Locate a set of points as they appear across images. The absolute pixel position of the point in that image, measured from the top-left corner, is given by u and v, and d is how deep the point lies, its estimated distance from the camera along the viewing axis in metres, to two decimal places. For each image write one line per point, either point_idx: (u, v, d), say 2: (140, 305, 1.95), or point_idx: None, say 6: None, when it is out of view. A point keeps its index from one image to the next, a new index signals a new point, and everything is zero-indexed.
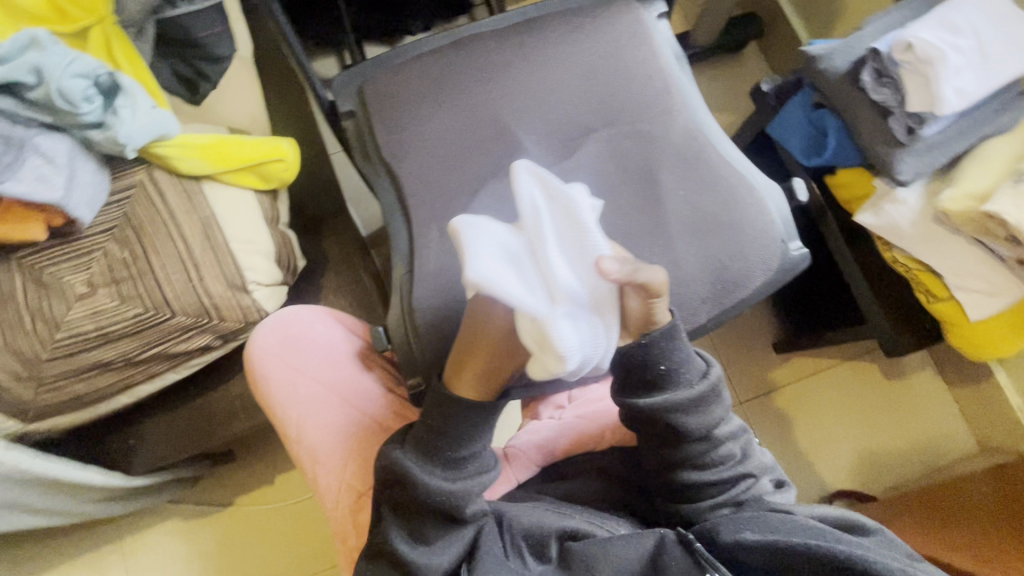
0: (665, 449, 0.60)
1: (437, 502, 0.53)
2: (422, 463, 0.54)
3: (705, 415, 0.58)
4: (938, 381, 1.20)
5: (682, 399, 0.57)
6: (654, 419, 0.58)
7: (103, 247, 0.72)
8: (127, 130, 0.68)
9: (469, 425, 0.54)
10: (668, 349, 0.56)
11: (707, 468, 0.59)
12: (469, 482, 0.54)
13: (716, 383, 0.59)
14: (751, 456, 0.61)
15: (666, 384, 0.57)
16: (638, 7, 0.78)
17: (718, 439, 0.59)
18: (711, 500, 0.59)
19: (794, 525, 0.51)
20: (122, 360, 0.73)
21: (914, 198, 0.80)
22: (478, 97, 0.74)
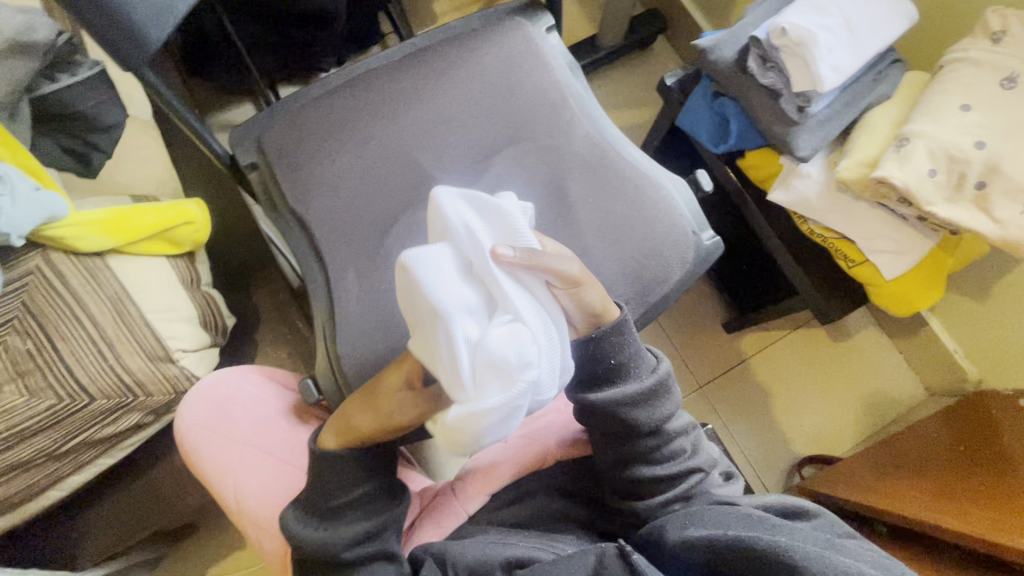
0: (619, 445, 0.59)
1: (316, 552, 0.56)
2: (307, 519, 0.58)
3: (656, 409, 0.57)
4: (881, 337, 1.24)
5: (632, 394, 0.56)
6: (607, 416, 0.57)
7: (3, 342, 0.68)
8: (7, 219, 0.65)
9: (344, 476, 0.57)
10: (618, 342, 0.56)
11: (658, 462, 0.58)
12: (348, 528, 0.56)
13: (666, 376, 0.59)
14: (700, 450, 0.61)
15: (618, 376, 0.57)
16: (526, 25, 0.79)
17: (668, 433, 0.58)
18: (663, 496, 0.58)
19: (729, 515, 0.51)
20: (42, 456, 0.69)
21: (817, 171, 0.84)
22: (379, 133, 0.74)
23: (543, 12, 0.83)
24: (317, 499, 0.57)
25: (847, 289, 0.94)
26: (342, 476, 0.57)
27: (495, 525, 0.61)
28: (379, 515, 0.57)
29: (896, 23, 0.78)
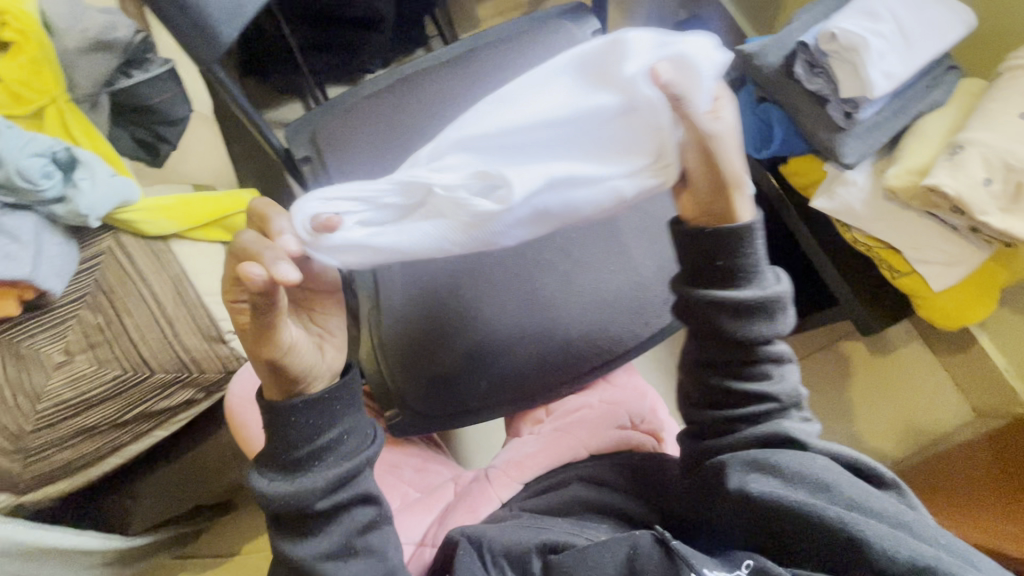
0: (715, 349, 0.56)
1: (287, 507, 0.51)
2: (267, 472, 0.52)
3: (761, 321, 0.55)
4: (926, 351, 1.19)
5: (738, 303, 0.54)
6: (708, 316, 0.55)
7: (76, 315, 0.73)
8: (88, 202, 0.71)
9: (303, 421, 0.52)
10: (739, 241, 0.53)
11: (744, 378, 0.56)
12: (320, 476, 0.52)
13: (779, 297, 0.55)
14: (786, 382, 0.57)
15: (727, 280, 0.54)
16: (572, 27, 0.81)
17: (763, 352, 0.56)
18: (739, 413, 0.56)
19: (801, 468, 0.51)
20: (107, 423, 0.74)
21: (863, 178, 0.83)
22: (427, 130, 0.76)
23: (589, 15, 0.84)
24: (281, 453, 0.52)
25: (890, 300, 0.92)
26: (311, 424, 0.52)
27: (528, 509, 0.62)
28: (351, 459, 0.53)
29: (954, 29, 0.76)
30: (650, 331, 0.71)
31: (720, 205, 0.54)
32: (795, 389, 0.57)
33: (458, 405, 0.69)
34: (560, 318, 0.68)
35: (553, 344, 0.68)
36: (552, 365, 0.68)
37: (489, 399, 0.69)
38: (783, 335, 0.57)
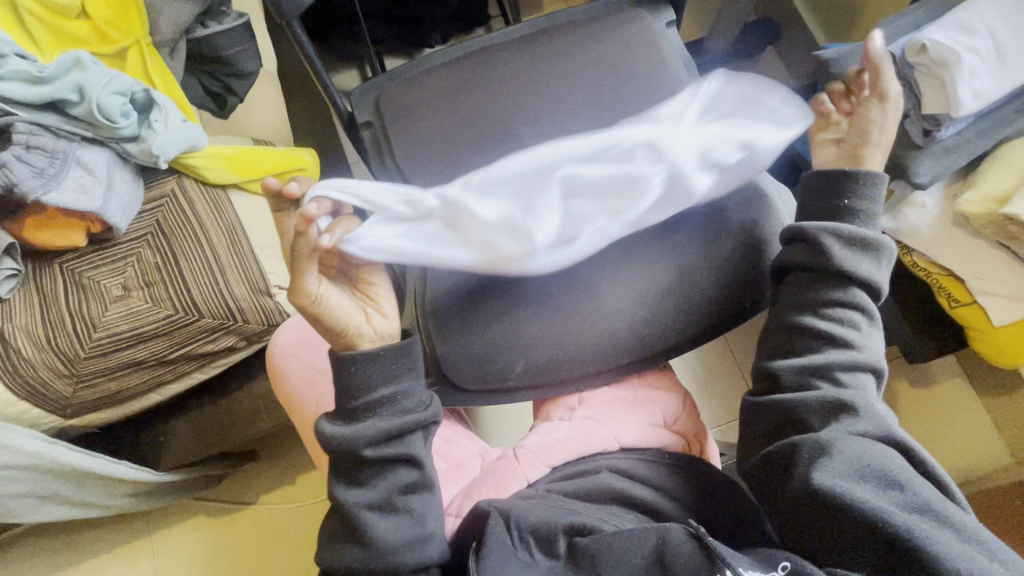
0: (819, 285, 0.62)
1: (345, 451, 0.57)
2: (333, 418, 0.59)
3: (868, 261, 0.61)
4: (967, 388, 1.14)
5: (846, 235, 0.62)
6: (823, 240, 0.61)
7: (137, 252, 0.76)
8: (159, 143, 0.73)
9: (366, 371, 0.58)
10: (856, 182, 0.63)
11: (837, 319, 0.61)
12: (375, 427, 0.57)
13: (878, 251, 0.62)
14: (869, 349, 0.61)
15: (842, 216, 0.63)
16: (648, 17, 0.80)
17: (859, 300, 0.61)
18: (833, 355, 0.59)
19: (875, 463, 0.51)
20: (154, 359, 0.77)
21: (932, 201, 0.80)
22: (490, 107, 0.76)
23: (665, 6, 0.83)
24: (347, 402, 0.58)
25: (942, 331, 0.88)
26: (370, 376, 0.58)
27: (558, 490, 0.63)
28: (403, 416, 0.58)
29: None
30: (695, 332, 0.69)
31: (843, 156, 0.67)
32: (876, 358, 0.61)
33: (495, 382, 0.69)
34: (604, 308, 0.68)
35: (594, 335, 0.67)
36: (588, 357, 0.68)
37: (528, 380, 0.69)
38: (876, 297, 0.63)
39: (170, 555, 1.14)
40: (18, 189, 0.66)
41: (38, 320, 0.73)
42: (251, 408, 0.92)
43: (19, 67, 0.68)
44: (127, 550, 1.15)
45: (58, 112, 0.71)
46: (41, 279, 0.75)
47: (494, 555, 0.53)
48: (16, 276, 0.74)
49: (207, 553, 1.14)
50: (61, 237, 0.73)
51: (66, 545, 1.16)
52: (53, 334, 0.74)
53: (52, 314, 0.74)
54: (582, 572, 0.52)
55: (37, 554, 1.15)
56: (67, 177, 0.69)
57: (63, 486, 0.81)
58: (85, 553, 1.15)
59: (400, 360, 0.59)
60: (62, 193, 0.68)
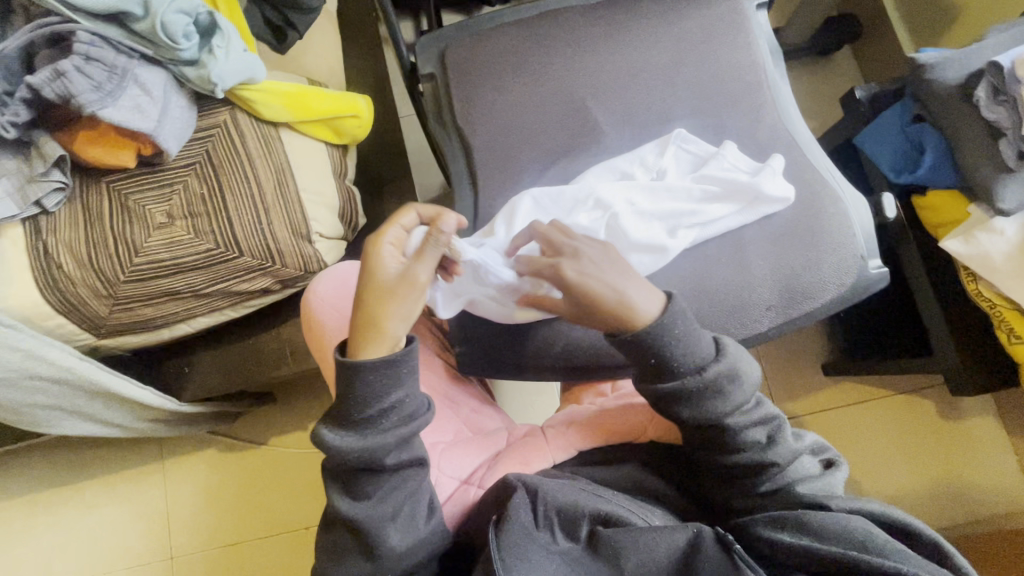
0: (695, 432, 0.56)
1: (355, 463, 0.54)
2: (339, 431, 0.55)
3: (712, 404, 0.53)
4: (998, 425, 1.10)
5: (680, 394, 0.53)
6: (669, 408, 0.54)
7: (184, 181, 0.74)
8: (219, 70, 0.70)
9: (375, 382, 0.54)
10: (661, 332, 0.51)
11: (736, 454, 0.55)
12: (386, 438, 0.54)
13: (721, 374, 0.53)
14: (778, 444, 0.56)
15: (670, 367, 0.53)
16: None
17: (739, 428, 0.54)
18: (753, 483, 0.55)
19: (833, 523, 0.49)
20: (189, 291, 0.76)
21: (1013, 229, 0.75)
22: (559, 73, 0.72)
23: None
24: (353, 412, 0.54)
25: (993, 366, 0.84)
26: (375, 387, 0.54)
27: (583, 477, 0.61)
28: (413, 423, 0.55)
29: None
30: (746, 334, 0.66)
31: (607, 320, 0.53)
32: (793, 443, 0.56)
33: (534, 356, 0.68)
34: None
35: None
36: None
37: (566, 358, 0.67)
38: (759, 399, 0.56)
39: (181, 483, 1.17)
40: (74, 101, 0.65)
41: (81, 238, 0.73)
42: (277, 352, 0.92)
43: None
44: (140, 472, 1.18)
45: (119, 25, 0.68)
46: (87, 197, 0.74)
47: (516, 531, 0.52)
48: (63, 190, 0.73)
49: (216, 485, 1.16)
50: (111, 155, 0.71)
51: (81, 460, 1.19)
52: (95, 253, 0.73)
53: (95, 233, 0.73)
54: (602, 560, 0.51)
55: (54, 464, 1.19)
56: (124, 95, 0.67)
57: (89, 404, 0.82)
58: (99, 469, 1.18)
59: (410, 366, 0.55)
60: (117, 110, 0.67)
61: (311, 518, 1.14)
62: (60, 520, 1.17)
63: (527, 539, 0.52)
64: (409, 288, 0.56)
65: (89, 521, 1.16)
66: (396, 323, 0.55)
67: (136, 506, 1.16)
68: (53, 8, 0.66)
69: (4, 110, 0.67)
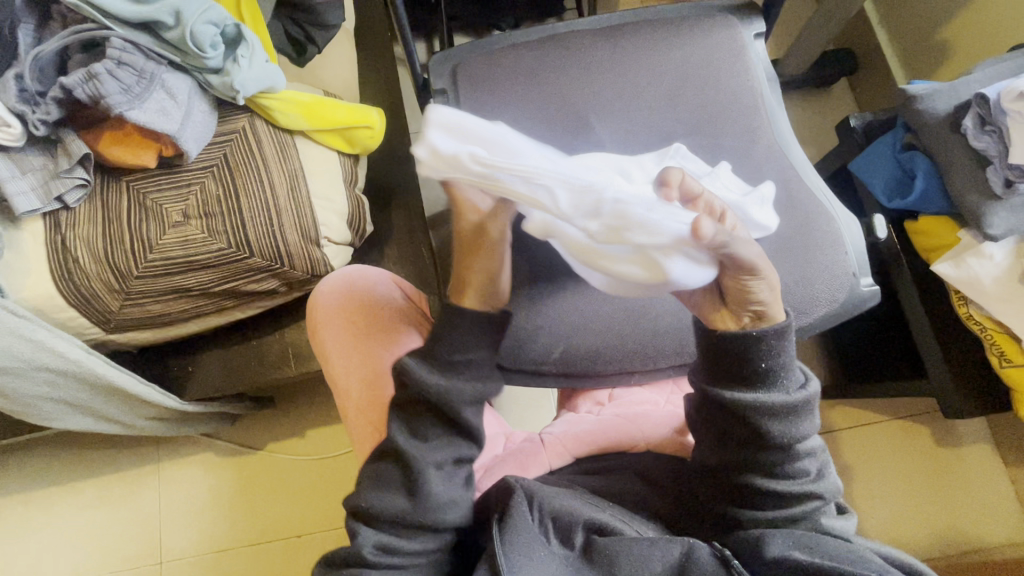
0: (753, 452, 0.55)
1: (433, 400, 0.56)
2: (423, 365, 0.57)
3: (794, 425, 0.54)
4: (993, 454, 1.10)
5: (769, 406, 0.54)
6: (747, 415, 0.54)
7: (201, 183, 0.77)
8: (241, 79, 0.74)
9: (466, 334, 0.57)
10: (766, 345, 0.54)
11: (783, 478, 0.55)
12: (463, 389, 0.56)
13: (812, 399, 0.55)
14: (826, 479, 0.56)
15: (764, 382, 0.55)
16: (738, 26, 0.79)
17: (797, 453, 0.55)
18: (781, 512, 0.54)
19: (853, 554, 0.49)
20: (200, 289, 0.78)
21: (1002, 254, 0.78)
22: (565, 92, 0.76)
23: (756, 16, 0.81)
24: (472, 392, 0.57)
25: (985, 388, 0.85)
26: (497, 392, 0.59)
27: (578, 485, 0.62)
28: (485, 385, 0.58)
29: None
30: None
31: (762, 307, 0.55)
32: (835, 490, 0.57)
33: (531, 362, 0.69)
34: (651, 308, 0.68)
35: (637, 332, 0.68)
36: (624, 356, 0.68)
37: (567, 365, 0.68)
38: (817, 435, 0.57)
39: (176, 485, 1.17)
40: (104, 101, 0.68)
41: (98, 233, 0.75)
42: (280, 354, 0.93)
43: None
44: (136, 473, 1.18)
45: (151, 33, 0.73)
46: (106, 194, 0.76)
47: (510, 537, 0.52)
48: (85, 187, 0.75)
49: (211, 489, 1.16)
50: (134, 155, 0.74)
51: (78, 459, 1.19)
52: (111, 249, 0.75)
53: (113, 229, 0.76)
54: (595, 568, 0.51)
55: (52, 463, 1.19)
56: (150, 98, 0.71)
57: (92, 399, 0.83)
58: (96, 469, 1.18)
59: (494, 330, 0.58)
60: (142, 112, 0.70)
61: (301, 526, 1.14)
62: (53, 518, 1.16)
63: (518, 545, 0.51)
64: (483, 240, 0.57)
65: (83, 520, 1.16)
66: (478, 278, 0.58)
67: (130, 508, 1.16)
68: (91, 15, 0.70)
69: (36, 109, 0.70)
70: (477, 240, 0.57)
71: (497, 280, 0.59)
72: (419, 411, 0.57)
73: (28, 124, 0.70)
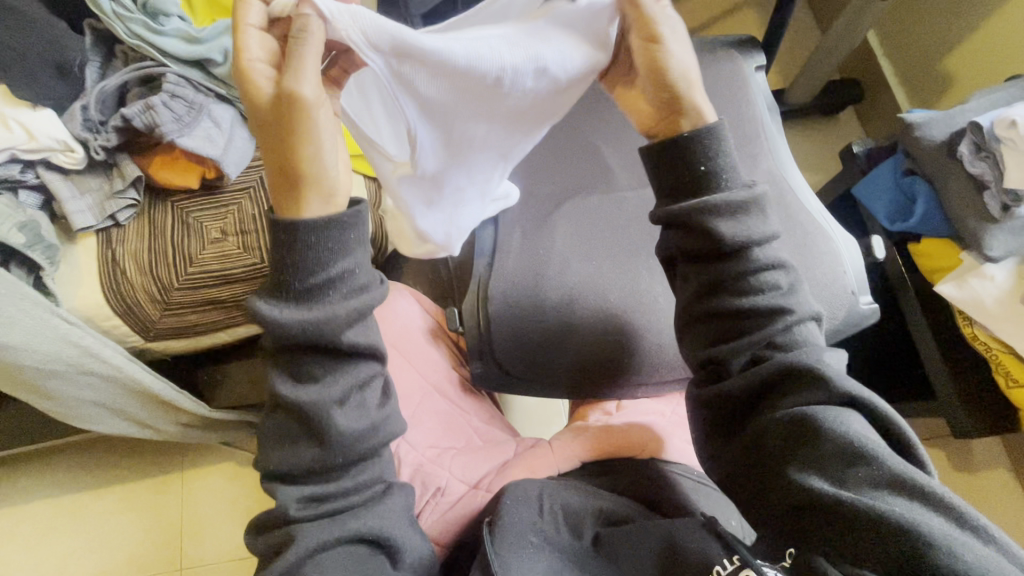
0: (714, 266, 0.56)
1: (301, 336, 0.49)
2: (275, 303, 0.49)
3: (746, 225, 0.55)
4: (1012, 479, 1.09)
5: (722, 208, 0.54)
6: (697, 223, 0.55)
7: (238, 203, 0.84)
8: None
9: (323, 244, 0.49)
10: (706, 139, 0.55)
11: (750, 293, 0.55)
12: (330, 313, 0.49)
13: (759, 197, 0.56)
14: (795, 291, 0.56)
15: (711, 185, 0.56)
16: (738, 58, 0.83)
17: (757, 261, 0.55)
18: (755, 334, 0.55)
19: (840, 428, 0.48)
20: (233, 300, 0.84)
21: (1003, 275, 0.80)
22: (576, 118, 0.81)
23: (756, 50, 0.86)
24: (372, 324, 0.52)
25: (994, 408, 0.86)
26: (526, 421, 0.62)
27: (590, 483, 0.65)
28: (360, 296, 0.51)
29: None
30: None
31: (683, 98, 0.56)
32: (808, 304, 0.57)
33: (542, 373, 0.73)
34: (655, 323, 0.71)
35: (643, 346, 0.71)
36: (630, 369, 0.71)
37: (575, 376, 0.72)
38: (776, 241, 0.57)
39: (198, 492, 1.21)
40: (158, 129, 0.75)
41: (144, 248, 0.82)
42: None
43: (179, 26, 0.77)
44: (161, 480, 1.22)
45: (201, 69, 0.81)
46: (153, 213, 0.83)
47: (511, 528, 0.53)
48: (134, 207, 0.83)
49: (232, 497, 1.21)
50: (180, 177, 0.81)
51: (108, 465, 1.24)
52: (155, 263, 0.82)
53: (157, 245, 0.82)
54: (602, 559, 0.54)
55: (83, 468, 1.24)
56: (198, 126, 0.78)
57: (128, 404, 0.89)
58: (123, 475, 1.23)
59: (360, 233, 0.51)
60: (191, 139, 0.77)
61: None
62: (81, 522, 1.21)
63: (522, 538, 0.52)
64: (290, 110, 0.47)
65: (109, 525, 1.20)
66: (314, 164, 0.49)
67: (154, 514, 1.21)
68: (150, 54, 0.78)
69: (97, 136, 0.77)
70: (284, 113, 0.47)
71: (330, 161, 0.49)
72: (298, 352, 0.51)
73: (89, 149, 0.77)
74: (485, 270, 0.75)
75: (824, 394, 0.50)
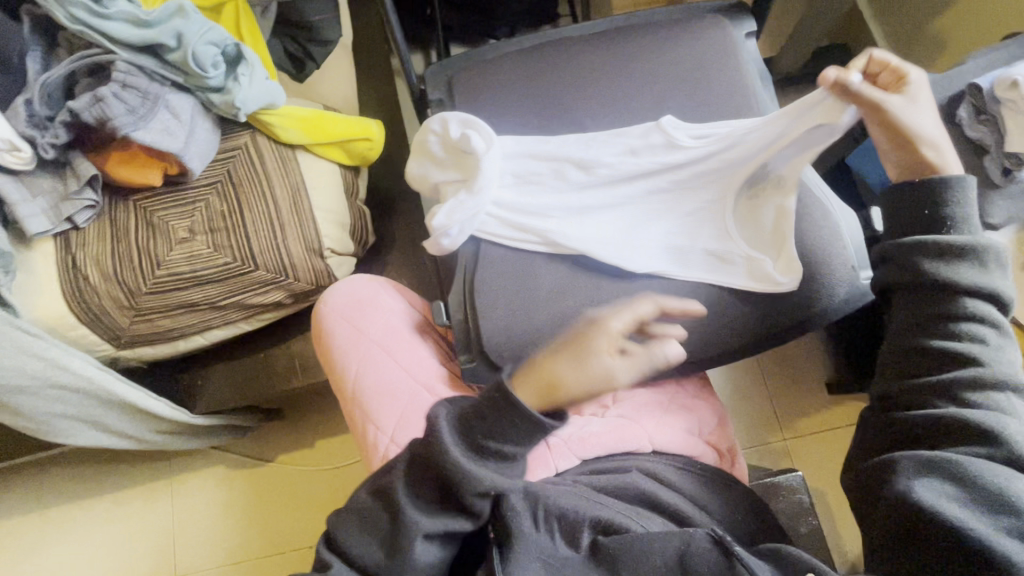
0: (930, 304, 0.54)
1: (451, 476, 0.53)
2: (453, 436, 0.55)
3: (978, 275, 0.53)
4: None
5: (941, 250, 0.53)
6: (918, 256, 0.54)
7: (206, 199, 0.79)
8: (243, 96, 0.77)
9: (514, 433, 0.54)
10: (942, 190, 0.55)
11: (958, 341, 0.52)
12: (487, 478, 0.53)
13: (991, 251, 0.53)
14: (1004, 355, 0.53)
15: (942, 227, 0.54)
16: (728, 24, 0.79)
17: (975, 314, 0.53)
18: (959, 380, 0.51)
19: (994, 484, 0.47)
20: (207, 303, 0.80)
21: (1003, 243, 0.76)
22: (560, 92, 0.77)
23: (746, 16, 0.82)
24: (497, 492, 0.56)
25: None
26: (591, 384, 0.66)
27: (584, 484, 0.62)
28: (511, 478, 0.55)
29: None
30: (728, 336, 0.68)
31: (924, 158, 0.58)
32: (1016, 376, 0.52)
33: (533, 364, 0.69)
34: None
35: None
36: None
37: None
38: (999, 301, 0.53)
39: (187, 498, 1.18)
40: (110, 123, 0.70)
41: (107, 251, 0.77)
42: (287, 364, 0.95)
43: (125, 9, 0.71)
44: (148, 487, 1.19)
45: (154, 56, 0.75)
46: (115, 213, 0.79)
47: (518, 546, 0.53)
48: (94, 207, 0.78)
49: (223, 501, 1.17)
50: (140, 174, 0.76)
51: (92, 476, 1.20)
52: (121, 267, 0.77)
53: (122, 248, 0.77)
54: (600, 568, 0.52)
55: (66, 480, 1.20)
56: (155, 118, 0.73)
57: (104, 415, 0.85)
58: (109, 485, 1.20)
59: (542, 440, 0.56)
60: (148, 132, 0.72)
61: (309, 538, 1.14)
62: (68, 535, 1.18)
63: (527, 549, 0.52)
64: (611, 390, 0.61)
65: (97, 536, 1.17)
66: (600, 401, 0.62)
67: (143, 523, 1.17)
68: (95, 41, 0.72)
69: (45, 133, 0.72)
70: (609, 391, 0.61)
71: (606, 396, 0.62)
72: (429, 475, 0.55)
73: (37, 148, 0.72)
74: (471, 257, 0.73)
75: (994, 450, 0.49)
